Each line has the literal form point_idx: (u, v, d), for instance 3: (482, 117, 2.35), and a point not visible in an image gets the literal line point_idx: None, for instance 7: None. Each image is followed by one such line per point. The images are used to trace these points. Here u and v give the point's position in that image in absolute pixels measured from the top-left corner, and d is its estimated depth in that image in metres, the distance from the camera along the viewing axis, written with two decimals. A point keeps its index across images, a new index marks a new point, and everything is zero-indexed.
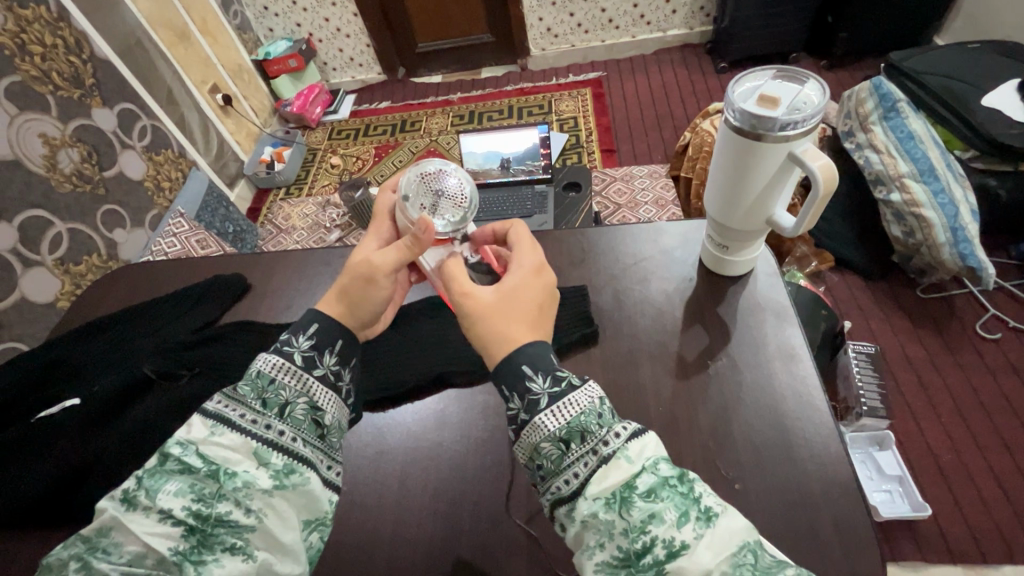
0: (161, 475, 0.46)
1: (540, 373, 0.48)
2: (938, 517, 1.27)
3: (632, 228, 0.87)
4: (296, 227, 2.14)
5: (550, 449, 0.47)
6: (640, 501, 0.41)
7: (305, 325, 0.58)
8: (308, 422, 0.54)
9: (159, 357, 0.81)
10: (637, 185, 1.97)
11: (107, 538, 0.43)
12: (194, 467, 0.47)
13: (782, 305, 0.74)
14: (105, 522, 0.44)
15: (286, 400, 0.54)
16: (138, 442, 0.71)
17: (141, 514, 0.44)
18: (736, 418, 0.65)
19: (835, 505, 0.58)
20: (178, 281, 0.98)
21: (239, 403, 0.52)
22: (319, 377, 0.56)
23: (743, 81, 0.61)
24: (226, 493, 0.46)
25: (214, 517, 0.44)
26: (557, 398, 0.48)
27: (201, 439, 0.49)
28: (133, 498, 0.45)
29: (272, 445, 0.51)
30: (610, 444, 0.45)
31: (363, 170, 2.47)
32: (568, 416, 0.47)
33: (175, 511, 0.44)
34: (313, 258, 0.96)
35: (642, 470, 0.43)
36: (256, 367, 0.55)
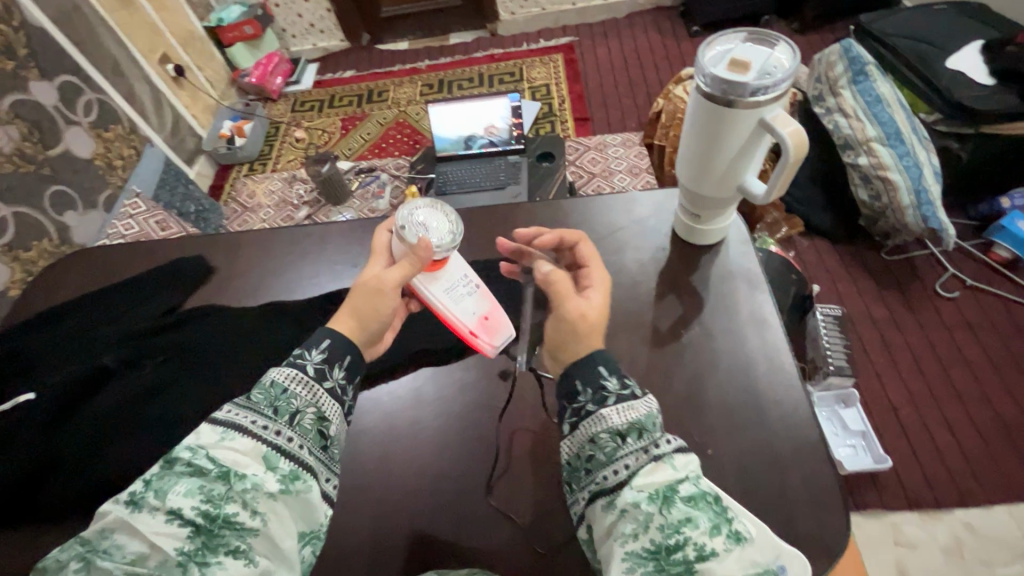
0: (172, 475, 0.44)
1: (613, 376, 0.51)
2: (898, 467, 1.33)
3: (606, 199, 0.86)
4: (262, 205, 2.06)
5: (606, 441, 0.48)
6: (679, 504, 0.42)
7: (318, 340, 0.57)
8: (314, 432, 0.52)
9: (120, 347, 0.78)
10: (611, 154, 1.95)
11: (110, 541, 0.42)
12: (205, 467, 0.45)
13: (753, 272, 0.75)
14: (110, 522, 0.42)
15: (298, 408, 0.52)
16: (104, 435, 0.69)
17: (148, 514, 0.42)
18: (710, 385, 0.66)
19: (804, 465, 0.59)
20: (134, 266, 0.92)
21: (250, 409, 0.50)
22: (330, 390, 0.55)
23: (714, 45, 0.59)
24: (233, 493, 0.45)
25: (222, 518, 0.43)
26: (623, 401, 0.49)
27: (211, 444, 0.47)
28: (140, 499, 0.43)
29: (279, 450, 0.49)
30: (664, 447, 0.46)
31: (330, 144, 2.38)
32: (630, 415, 0.48)
33: (184, 512, 0.42)
34: (278, 238, 0.92)
35: (687, 479, 0.44)
36: (268, 377, 0.53)
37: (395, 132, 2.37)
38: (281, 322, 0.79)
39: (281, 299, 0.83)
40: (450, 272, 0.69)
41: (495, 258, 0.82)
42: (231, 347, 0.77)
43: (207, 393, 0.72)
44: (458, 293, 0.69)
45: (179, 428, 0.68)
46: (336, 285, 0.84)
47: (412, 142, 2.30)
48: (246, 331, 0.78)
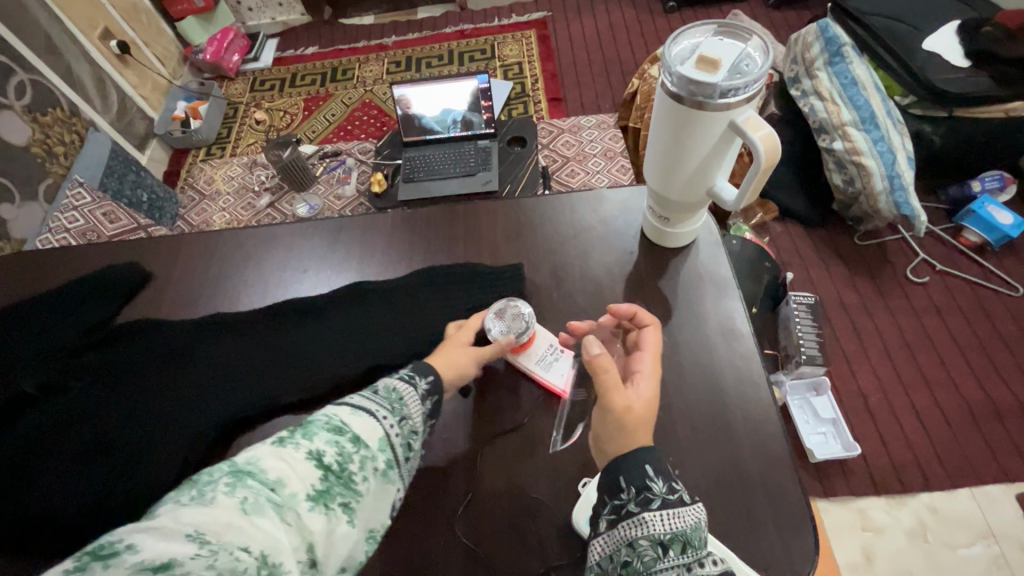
0: (312, 428, 0.47)
1: (659, 477, 0.48)
2: (866, 454, 1.35)
3: (572, 197, 0.81)
4: (221, 192, 1.95)
5: (646, 548, 0.45)
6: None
7: (424, 370, 0.59)
8: (411, 440, 0.53)
9: (46, 366, 0.72)
10: (585, 137, 1.90)
11: (255, 462, 0.42)
12: (341, 428, 0.48)
13: (723, 277, 0.71)
14: (259, 451, 0.43)
15: (408, 414, 0.54)
16: (24, 464, 0.64)
17: (292, 447, 0.44)
18: (677, 400, 0.63)
19: (773, 485, 0.57)
20: (60, 273, 0.84)
21: (373, 401, 0.53)
22: (427, 407, 0.57)
23: (682, 38, 0.54)
24: (356, 456, 0.47)
25: (346, 473, 0.45)
26: (669, 506, 0.47)
27: (345, 416, 0.49)
28: (286, 440, 0.45)
29: (390, 439, 0.50)
30: (707, 567, 0.44)
31: (292, 126, 2.26)
32: (675, 525, 0.46)
33: (324, 456, 0.45)
34: (222, 240, 0.85)
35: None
36: (384, 384, 0.55)
37: (361, 113, 2.26)
38: (221, 337, 0.74)
39: (223, 309, 0.77)
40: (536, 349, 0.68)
41: (454, 262, 0.77)
42: (166, 368, 0.71)
43: (135, 420, 0.67)
44: (548, 361, 0.67)
45: (105, 460, 0.64)
46: (283, 294, 0.79)
47: (379, 124, 2.21)
48: (184, 347, 0.73)
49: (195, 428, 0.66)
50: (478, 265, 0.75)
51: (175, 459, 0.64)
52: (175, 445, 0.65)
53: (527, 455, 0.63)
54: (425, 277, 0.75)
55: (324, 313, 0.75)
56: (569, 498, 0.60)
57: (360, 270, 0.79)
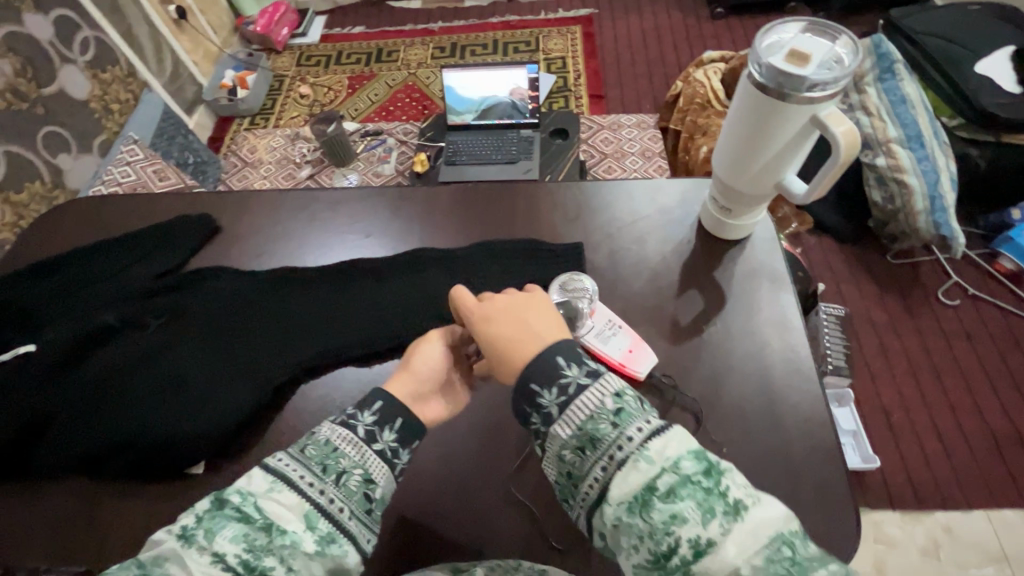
0: (219, 518, 0.45)
1: (545, 387, 0.49)
2: (885, 470, 1.36)
3: (630, 184, 0.84)
4: (263, 161, 1.99)
5: (570, 456, 0.47)
6: (658, 503, 0.40)
7: (390, 416, 0.55)
8: (358, 495, 0.51)
9: (123, 306, 0.75)
10: (625, 135, 1.91)
11: (161, 568, 0.42)
12: (251, 515, 0.46)
13: (778, 272, 0.73)
14: (162, 551, 0.43)
15: (347, 466, 0.52)
16: (103, 397, 0.68)
17: (195, 551, 0.43)
18: (727, 385, 0.65)
19: (818, 471, 0.60)
20: (133, 220, 0.88)
21: (301, 464, 0.50)
22: (378, 452, 0.53)
23: (771, 33, 0.57)
24: (272, 547, 0.45)
25: (259, 570, 0.43)
26: (566, 407, 0.48)
27: (260, 493, 0.48)
28: (190, 537, 0.44)
29: (323, 509, 0.49)
30: (624, 445, 0.44)
31: (335, 103, 2.30)
32: (578, 422, 0.47)
33: (229, 557, 0.43)
34: (287, 200, 0.89)
35: (662, 470, 0.41)
36: (320, 433, 0.53)
37: (404, 96, 2.29)
38: (287, 291, 0.77)
39: (288, 265, 0.81)
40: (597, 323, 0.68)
41: (514, 238, 0.79)
42: (236, 314, 0.75)
43: (208, 361, 0.71)
44: (607, 336, 0.67)
45: (181, 396, 0.67)
46: (346, 254, 0.82)
47: (421, 107, 2.24)
48: (253, 296, 0.76)
49: (265, 373, 0.69)
50: (538, 242, 0.77)
51: (245, 399, 0.67)
52: (245, 387, 0.68)
53: None
54: (486, 249, 0.78)
55: (386, 276, 0.78)
56: None
57: (422, 239, 0.82)
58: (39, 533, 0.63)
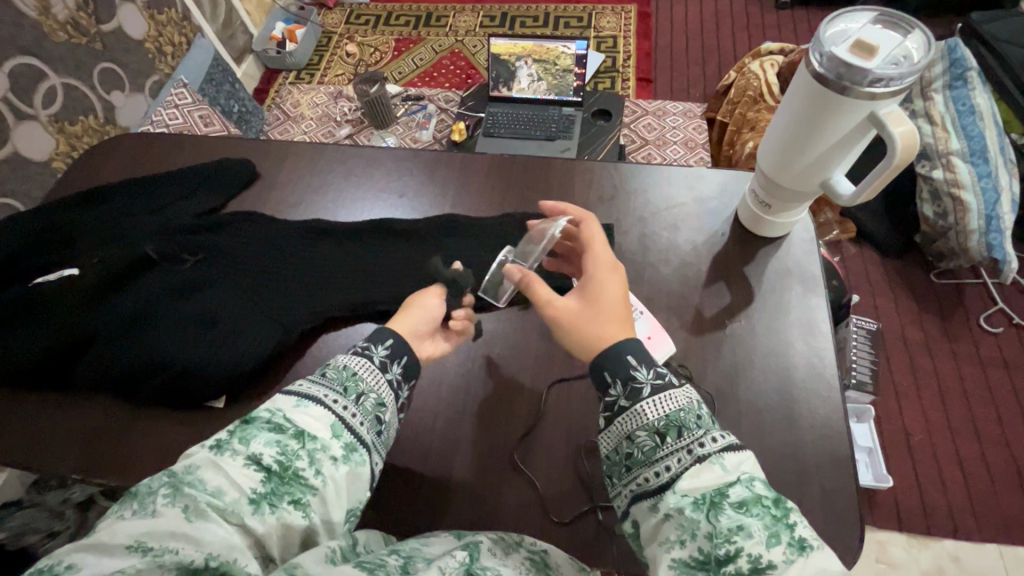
0: (250, 429, 0.47)
1: (642, 365, 0.51)
2: (897, 490, 1.34)
3: (669, 170, 0.82)
4: (305, 116, 2.01)
5: (644, 439, 0.49)
6: (728, 511, 0.42)
7: (400, 352, 0.58)
8: (373, 414, 0.54)
9: (161, 238, 0.77)
10: (669, 122, 1.86)
11: (194, 474, 0.43)
12: (283, 425, 0.48)
13: (811, 273, 0.71)
14: (196, 459, 0.44)
15: (366, 390, 0.55)
16: (139, 323, 0.71)
17: (229, 454, 0.45)
18: (745, 383, 0.64)
19: (827, 478, 0.59)
20: (178, 160, 0.90)
21: (324, 385, 0.53)
22: (391, 380, 0.57)
23: (835, 23, 0.54)
24: (303, 451, 0.47)
25: (291, 471, 0.46)
26: (658, 391, 0.50)
27: (288, 408, 0.50)
28: (223, 444, 0.46)
29: (345, 422, 0.51)
30: (707, 445, 0.47)
31: (380, 64, 2.29)
32: (668, 409, 0.49)
33: (262, 458, 0.45)
34: (324, 154, 0.89)
35: (736, 484, 0.44)
36: (339, 362, 0.56)
37: (449, 63, 2.27)
38: (315, 242, 0.78)
39: (319, 218, 0.82)
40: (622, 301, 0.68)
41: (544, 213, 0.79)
42: (269, 259, 0.77)
43: (237, 300, 0.73)
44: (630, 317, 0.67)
45: (211, 330, 0.70)
46: (379, 212, 0.83)
47: (465, 76, 2.21)
48: (285, 243, 0.78)
49: (288, 317, 0.71)
50: None
51: (270, 340, 0.69)
52: (271, 329, 0.70)
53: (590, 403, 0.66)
54: (516, 222, 0.78)
55: (414, 238, 0.78)
56: None
57: (453, 204, 0.82)
58: (73, 446, 0.67)
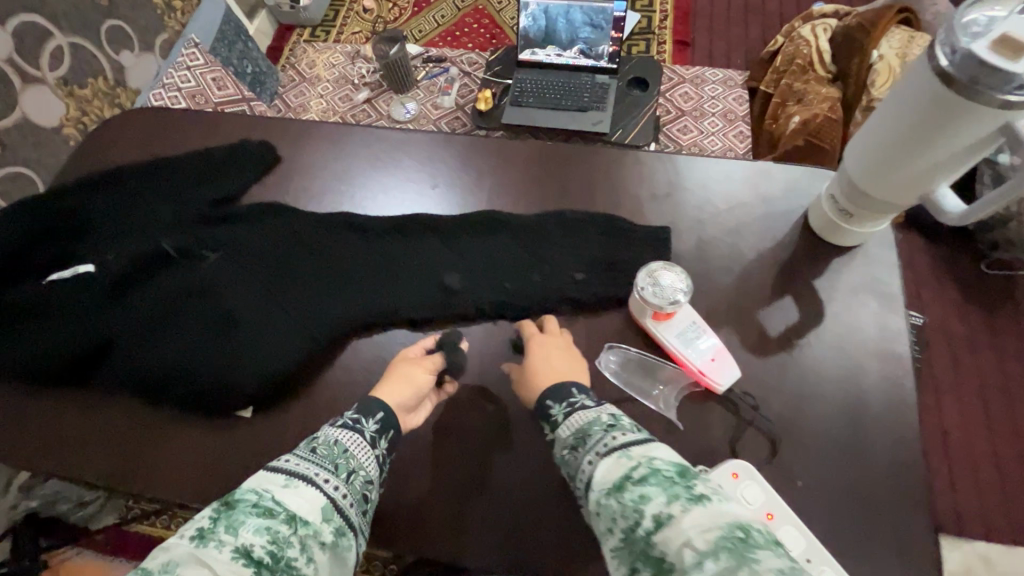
0: (236, 514, 0.41)
1: (557, 399, 0.53)
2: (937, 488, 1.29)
3: (730, 165, 0.74)
4: (321, 79, 1.91)
5: (569, 458, 0.49)
6: (631, 487, 0.41)
7: (387, 426, 0.56)
8: (361, 494, 0.50)
9: (180, 233, 0.72)
10: (707, 91, 1.74)
11: (170, 574, 0.36)
12: (272, 509, 0.42)
13: (890, 290, 0.64)
14: (174, 555, 0.37)
15: (357, 466, 0.51)
16: (160, 327, 0.67)
17: (214, 545, 0.38)
18: (811, 411, 0.59)
19: (901, 521, 0.54)
20: (193, 141, 0.84)
21: (312, 463, 0.49)
22: (379, 455, 0.54)
23: (972, 11, 0.46)
24: (296, 538, 0.42)
25: (285, 562, 0.40)
26: (569, 414, 0.51)
27: (275, 490, 0.45)
28: (206, 534, 0.39)
29: (335, 504, 0.47)
30: (619, 439, 0.46)
31: (399, 21, 2.15)
32: (578, 423, 0.50)
33: (254, 550, 0.39)
34: (350, 136, 0.83)
35: (640, 464, 0.42)
36: (324, 436, 0.53)
37: (472, 21, 2.13)
38: (342, 238, 0.73)
39: (346, 209, 0.76)
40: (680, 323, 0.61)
41: (593, 212, 0.72)
42: (294, 256, 0.71)
43: (261, 303, 0.68)
44: (690, 339, 0.60)
45: (234, 336, 0.66)
46: (412, 205, 0.76)
47: (489, 36, 2.07)
48: (311, 238, 0.73)
49: (316, 323, 0.67)
50: (620, 221, 0.70)
51: (298, 349, 0.66)
52: (299, 336, 0.66)
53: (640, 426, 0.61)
54: (561, 222, 0.71)
55: (450, 237, 0.72)
56: None
57: (491, 198, 0.76)
58: (96, 454, 0.64)
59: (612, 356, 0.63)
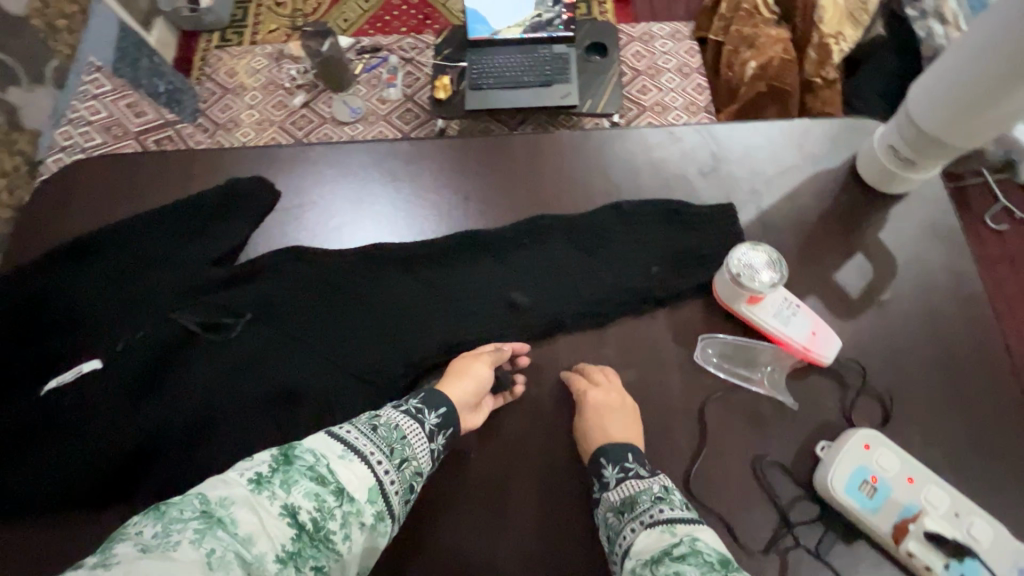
0: (293, 470, 0.41)
1: (611, 462, 0.54)
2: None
3: (769, 128, 0.72)
4: (247, 88, 1.59)
5: (612, 519, 0.50)
6: (667, 560, 0.41)
7: (447, 421, 0.53)
8: (410, 484, 0.48)
9: (196, 304, 0.63)
10: (659, 48, 1.59)
11: (225, 512, 0.36)
12: (325, 477, 0.42)
13: (949, 229, 0.66)
14: (232, 494, 0.38)
15: (410, 455, 0.49)
16: (204, 417, 0.57)
17: (267, 497, 0.39)
18: (910, 364, 0.60)
19: (1019, 453, 0.56)
20: (166, 192, 0.71)
21: (372, 440, 0.47)
22: (433, 449, 0.52)
23: None
24: (339, 512, 0.41)
25: (323, 533, 0.39)
26: (621, 478, 0.52)
27: (334, 457, 0.44)
28: (263, 482, 0.39)
29: (383, 488, 0.45)
30: (661, 513, 0.47)
31: (318, 14, 1.89)
32: (628, 491, 0.51)
33: (301, 513, 0.39)
34: (355, 155, 0.73)
35: (680, 542, 0.43)
36: (386, 416, 0.51)
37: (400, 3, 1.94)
38: (386, 274, 0.66)
39: (377, 242, 0.68)
40: (770, 303, 0.60)
41: (645, 199, 0.68)
42: (336, 306, 0.64)
43: (315, 365, 0.61)
44: (787, 317, 0.59)
45: (295, 409, 0.58)
46: (451, 223, 0.69)
47: (422, 17, 1.87)
48: (350, 282, 0.65)
49: (383, 373, 0.61)
50: (677, 205, 0.67)
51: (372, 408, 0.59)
52: (369, 393, 0.60)
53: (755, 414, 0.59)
54: (618, 216, 0.67)
55: (504, 253, 0.67)
56: (810, 464, 0.56)
57: (535, 200, 0.69)
58: None
59: (708, 348, 0.61)
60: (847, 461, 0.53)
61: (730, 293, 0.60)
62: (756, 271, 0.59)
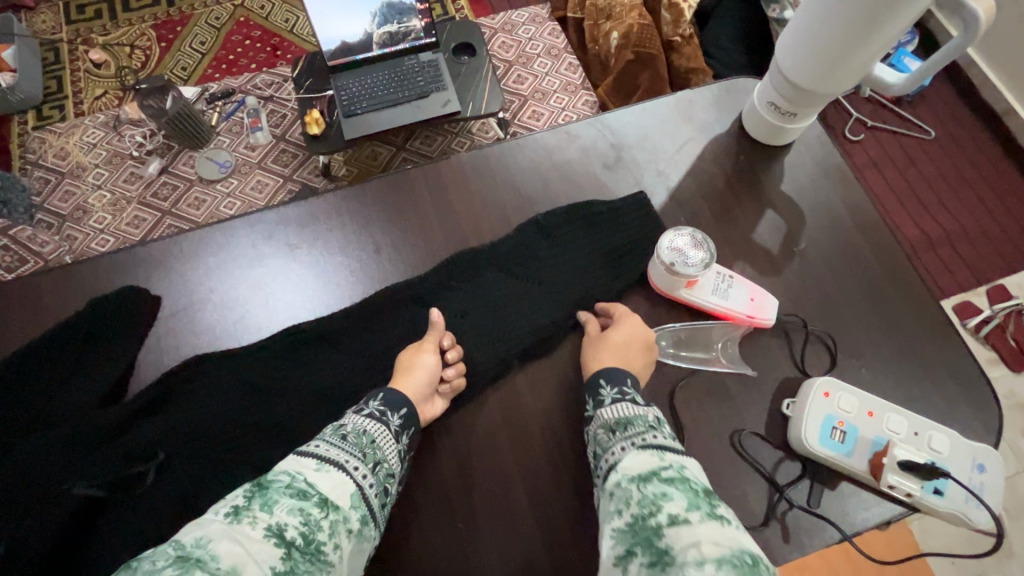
0: (271, 493, 0.40)
1: (609, 382, 0.53)
2: (914, 248, 1.29)
3: (656, 105, 0.72)
4: (84, 166, 1.37)
5: (602, 435, 0.49)
6: (656, 481, 0.40)
7: (410, 419, 0.52)
8: (386, 485, 0.48)
9: (88, 463, 0.54)
10: (522, 35, 1.58)
11: (204, 549, 0.36)
12: (306, 491, 0.42)
13: (836, 167, 0.70)
14: (209, 531, 0.37)
15: (382, 457, 0.48)
16: None
17: (247, 523, 0.38)
18: (841, 302, 0.63)
19: (947, 357, 0.61)
20: (12, 333, 0.58)
21: (342, 448, 0.47)
22: (403, 447, 0.51)
23: None
24: (326, 522, 0.41)
25: (314, 546, 0.39)
26: (619, 400, 0.51)
27: (309, 471, 0.43)
28: (242, 510, 0.39)
29: (363, 493, 0.45)
30: (652, 438, 0.45)
31: (150, 67, 1.54)
32: (621, 413, 0.49)
33: (287, 530, 0.38)
34: (240, 234, 0.64)
35: (668, 466, 0.42)
36: (352, 423, 0.49)
37: (240, 36, 1.59)
38: (310, 358, 0.60)
39: (296, 324, 0.61)
40: (705, 284, 0.61)
41: (559, 206, 0.67)
42: (260, 413, 0.57)
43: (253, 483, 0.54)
44: (724, 290, 0.61)
45: None
46: (366, 282, 0.63)
47: (270, 48, 1.58)
48: (268, 380, 0.58)
49: None
50: (592, 206, 0.66)
51: None
52: None
53: (727, 396, 0.58)
54: (540, 231, 0.65)
55: (434, 301, 0.63)
56: (783, 425, 0.58)
57: (450, 232, 0.65)
58: None
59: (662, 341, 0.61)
60: (814, 412, 0.55)
61: (666, 277, 0.60)
62: (687, 251, 0.59)
